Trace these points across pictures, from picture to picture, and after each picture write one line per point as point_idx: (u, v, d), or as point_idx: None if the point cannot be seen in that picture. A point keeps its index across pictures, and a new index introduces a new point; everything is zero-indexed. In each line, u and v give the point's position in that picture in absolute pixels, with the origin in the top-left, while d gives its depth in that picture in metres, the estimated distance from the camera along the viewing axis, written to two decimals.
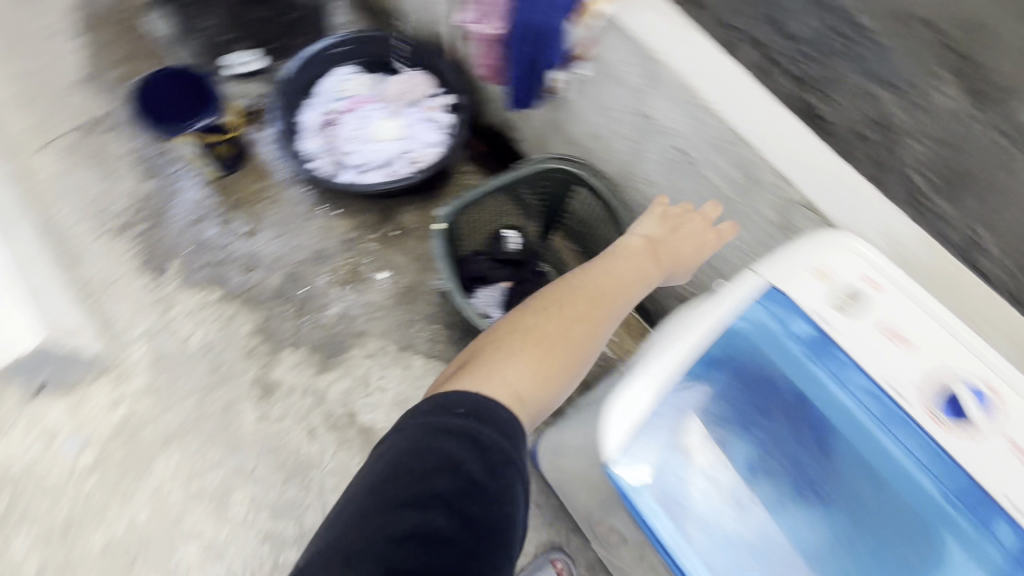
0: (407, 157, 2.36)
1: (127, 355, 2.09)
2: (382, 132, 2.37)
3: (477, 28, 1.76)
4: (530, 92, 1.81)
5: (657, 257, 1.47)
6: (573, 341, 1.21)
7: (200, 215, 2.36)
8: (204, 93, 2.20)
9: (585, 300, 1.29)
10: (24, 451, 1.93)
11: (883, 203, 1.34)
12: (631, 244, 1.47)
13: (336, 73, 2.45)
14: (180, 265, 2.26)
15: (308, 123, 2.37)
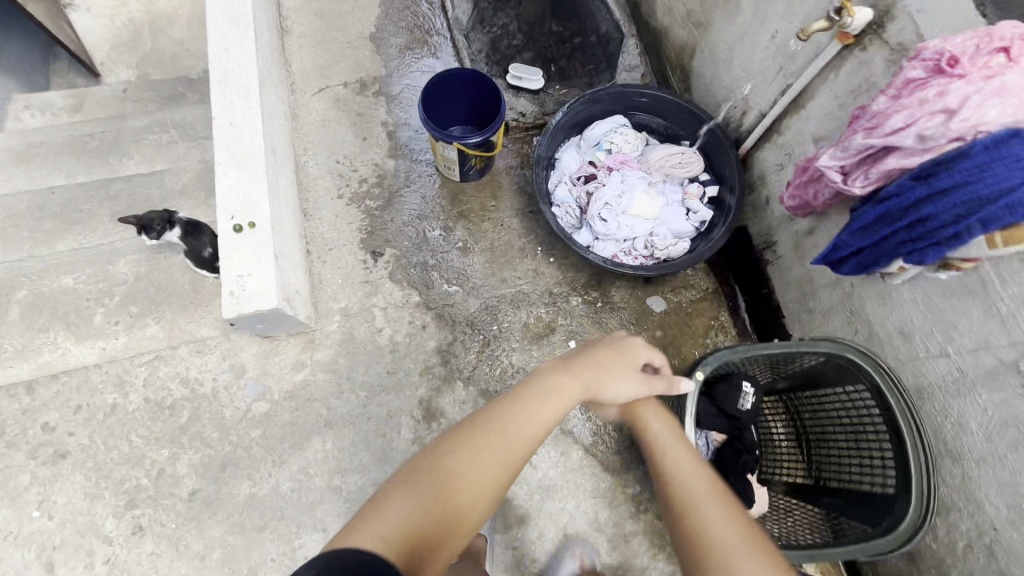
0: (652, 239, 2.13)
1: (321, 327, 2.12)
2: (641, 204, 2.12)
3: (841, 177, 1.44)
4: (857, 260, 1.51)
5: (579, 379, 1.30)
6: (471, 466, 1.10)
7: (428, 213, 2.34)
8: (494, 105, 2.15)
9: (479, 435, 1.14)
10: (214, 376, 2.04)
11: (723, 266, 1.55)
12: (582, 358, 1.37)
13: (608, 121, 2.32)
14: (395, 256, 2.27)
15: (562, 164, 2.27)
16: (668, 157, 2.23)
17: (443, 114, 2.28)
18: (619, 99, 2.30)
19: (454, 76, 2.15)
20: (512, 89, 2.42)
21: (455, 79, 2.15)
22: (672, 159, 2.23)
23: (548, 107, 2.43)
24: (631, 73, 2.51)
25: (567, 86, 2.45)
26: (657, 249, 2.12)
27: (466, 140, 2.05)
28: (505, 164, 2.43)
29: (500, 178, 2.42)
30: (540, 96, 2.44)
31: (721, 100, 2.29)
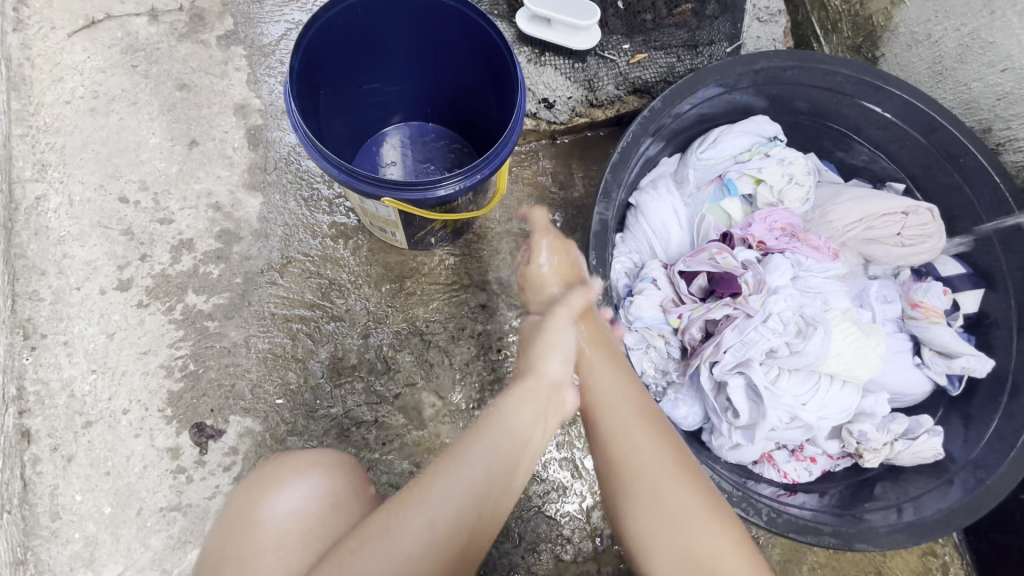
0: (862, 432, 0.94)
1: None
2: (846, 350, 0.93)
3: None
4: None
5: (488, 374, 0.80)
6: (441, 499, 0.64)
7: (335, 325, 1.05)
8: (488, 73, 0.89)
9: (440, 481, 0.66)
10: None
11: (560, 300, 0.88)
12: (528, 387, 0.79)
13: (747, 131, 1.05)
14: (256, 436, 0.98)
15: (647, 226, 1.00)
16: (898, 219, 1.01)
17: (368, 100, 0.97)
18: (771, 80, 1.02)
19: (396, 10, 0.84)
20: (526, 44, 1.09)
21: (398, 17, 0.85)
22: (909, 228, 1.01)
23: (602, 90, 1.12)
24: (768, 24, 1.22)
25: (640, 41, 1.14)
26: (869, 455, 0.94)
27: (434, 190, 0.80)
28: (508, 212, 1.16)
29: (496, 243, 1.14)
30: (589, 63, 1.11)
31: (984, 98, 1.06)
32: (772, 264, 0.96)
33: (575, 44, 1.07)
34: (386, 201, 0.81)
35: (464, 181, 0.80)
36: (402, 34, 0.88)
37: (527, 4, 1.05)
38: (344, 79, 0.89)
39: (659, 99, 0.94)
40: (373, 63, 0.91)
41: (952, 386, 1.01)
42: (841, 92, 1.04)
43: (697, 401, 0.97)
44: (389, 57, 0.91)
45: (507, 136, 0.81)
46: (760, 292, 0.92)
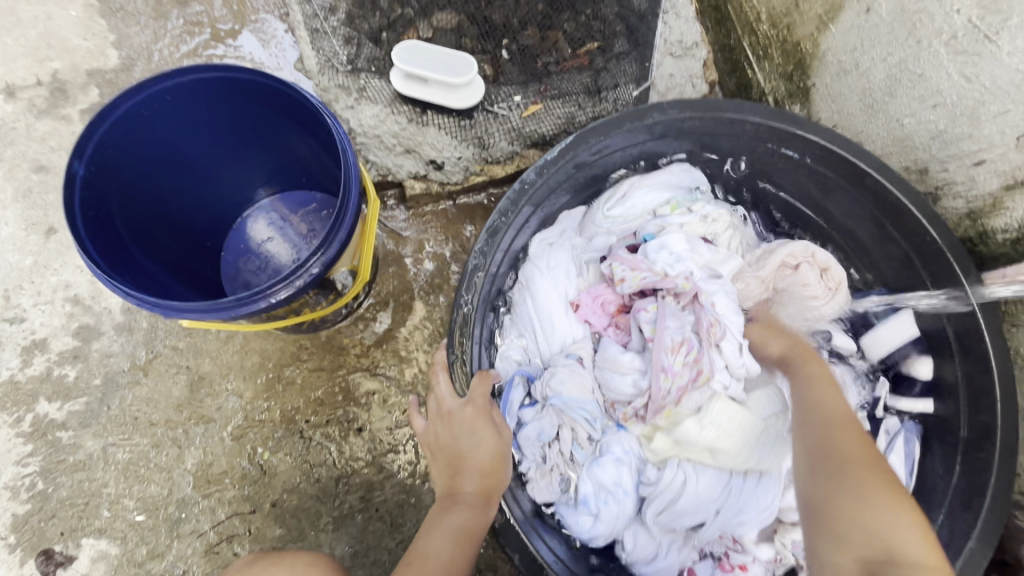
0: (795, 541, 0.81)
1: None
2: (736, 441, 0.79)
3: None
4: None
5: (466, 473, 0.69)
6: None
7: (203, 428, 0.95)
8: (319, 134, 0.77)
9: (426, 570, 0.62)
10: None
11: (453, 402, 0.74)
12: (466, 495, 0.68)
13: (662, 184, 0.95)
14: (111, 560, 0.88)
15: (532, 305, 0.89)
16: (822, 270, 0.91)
17: (217, 183, 0.87)
18: (671, 132, 0.91)
19: (216, 96, 0.74)
20: (405, 104, 1.00)
21: (226, 103, 0.76)
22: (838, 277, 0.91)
23: (495, 146, 1.03)
24: (684, 59, 1.11)
25: (536, 88, 1.04)
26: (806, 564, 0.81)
27: (271, 300, 0.68)
28: (402, 284, 1.05)
29: (388, 322, 1.03)
30: (476, 119, 1.01)
31: (918, 137, 0.93)
32: (605, 361, 0.83)
33: (456, 100, 0.98)
34: (181, 319, 0.68)
35: (286, 287, 0.68)
36: (234, 119, 0.79)
37: (397, 63, 0.95)
38: (178, 172, 0.80)
39: (534, 168, 0.84)
40: (209, 146, 0.82)
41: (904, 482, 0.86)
42: (755, 140, 0.92)
43: (604, 528, 0.80)
44: (228, 139, 0.82)
45: (338, 230, 0.70)
46: (609, 414, 0.84)
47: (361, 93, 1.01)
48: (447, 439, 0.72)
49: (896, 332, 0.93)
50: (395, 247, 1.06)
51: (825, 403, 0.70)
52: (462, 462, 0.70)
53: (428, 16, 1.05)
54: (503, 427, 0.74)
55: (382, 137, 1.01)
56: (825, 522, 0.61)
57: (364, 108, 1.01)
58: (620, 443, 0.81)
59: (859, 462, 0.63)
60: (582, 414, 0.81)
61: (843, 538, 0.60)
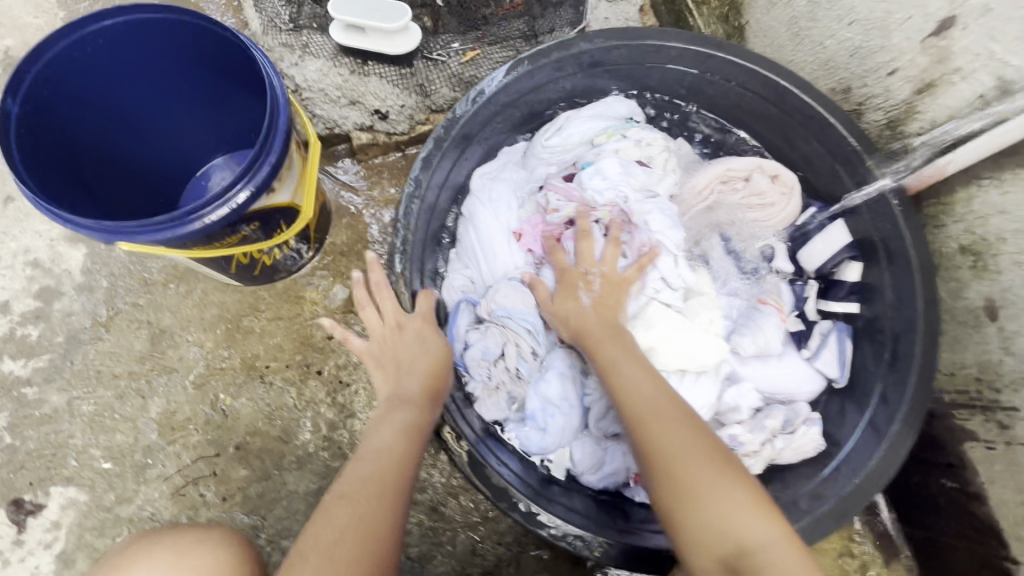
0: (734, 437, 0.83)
1: None
2: (671, 343, 0.84)
3: None
4: None
5: (412, 376, 0.74)
6: (378, 521, 0.61)
7: (166, 378, 0.97)
8: (248, 68, 0.80)
9: (372, 465, 0.66)
10: None
11: (396, 313, 0.79)
12: (414, 391, 0.73)
13: (598, 113, 0.97)
14: (81, 506, 0.91)
15: (475, 235, 0.93)
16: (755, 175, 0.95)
17: (164, 133, 0.92)
18: (599, 62, 0.94)
19: (148, 43, 0.78)
20: (347, 55, 1.03)
21: (157, 48, 0.79)
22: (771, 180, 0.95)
23: (437, 94, 1.06)
24: (619, 4, 1.15)
25: (476, 36, 1.07)
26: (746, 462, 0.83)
27: (207, 220, 0.71)
28: (356, 234, 1.08)
29: (345, 269, 1.06)
30: (417, 67, 1.04)
31: (840, 56, 0.96)
32: (547, 282, 0.87)
33: (394, 47, 1.00)
34: (121, 245, 0.71)
35: (217, 209, 0.71)
36: (167, 65, 0.82)
37: (332, 13, 0.97)
38: (121, 120, 0.85)
39: (465, 102, 0.87)
40: (150, 96, 0.86)
41: (837, 375, 0.90)
42: (682, 68, 0.95)
43: (550, 435, 0.83)
44: (169, 90, 0.86)
45: (266, 156, 0.73)
46: (552, 331, 0.87)
47: (304, 49, 1.04)
48: (390, 348, 0.77)
49: (831, 243, 0.94)
50: (347, 199, 1.09)
51: (640, 396, 0.70)
52: (408, 365, 0.75)
53: None
54: (441, 336, 0.80)
55: (327, 90, 1.04)
56: (674, 512, 0.63)
57: (307, 63, 1.04)
58: (564, 358, 0.85)
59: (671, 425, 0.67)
60: (525, 327, 0.85)
61: (698, 529, 0.62)
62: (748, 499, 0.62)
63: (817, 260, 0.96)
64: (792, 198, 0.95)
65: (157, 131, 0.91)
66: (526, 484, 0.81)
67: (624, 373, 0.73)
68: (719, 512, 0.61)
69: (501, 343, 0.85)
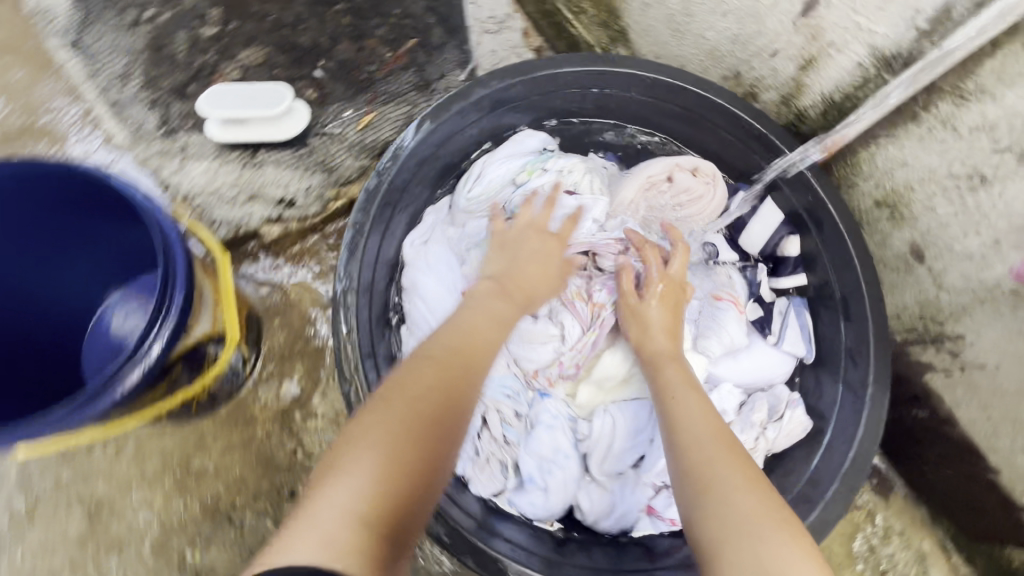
0: None
1: None
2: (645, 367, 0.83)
3: None
4: None
5: (503, 269, 0.80)
6: (459, 390, 0.63)
7: (118, 555, 0.86)
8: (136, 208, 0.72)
9: (453, 359, 0.66)
10: None
11: (513, 225, 0.85)
12: (507, 284, 0.78)
13: (513, 153, 0.95)
14: None
15: (422, 306, 0.88)
16: (678, 173, 0.95)
17: (48, 284, 0.83)
18: (500, 101, 0.91)
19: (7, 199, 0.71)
20: (233, 150, 0.95)
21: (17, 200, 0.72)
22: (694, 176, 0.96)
23: (341, 166, 1.00)
24: (502, 33, 1.13)
25: (368, 99, 1.02)
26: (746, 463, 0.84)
27: (122, 388, 0.63)
28: (293, 333, 1.00)
29: (292, 373, 0.98)
30: (313, 145, 0.98)
31: (723, 45, 0.99)
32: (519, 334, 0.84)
33: (286, 129, 0.94)
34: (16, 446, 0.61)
35: (132, 371, 0.64)
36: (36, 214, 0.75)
37: (207, 113, 0.89)
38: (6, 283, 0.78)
39: (373, 177, 0.83)
40: (22, 252, 0.78)
41: (804, 353, 0.92)
42: (581, 88, 0.94)
43: (555, 498, 0.79)
44: (46, 240, 0.79)
45: (171, 296, 0.66)
46: (530, 384, 0.84)
47: (184, 152, 0.95)
48: (499, 244, 0.83)
49: (765, 225, 0.97)
50: (273, 297, 1.00)
51: (688, 423, 0.67)
52: (502, 266, 0.81)
53: (231, 57, 1.01)
54: (561, 268, 0.83)
55: (221, 190, 0.96)
56: (708, 552, 0.55)
57: (191, 167, 0.95)
58: (548, 410, 0.81)
59: (709, 441, 0.64)
60: (502, 390, 0.82)
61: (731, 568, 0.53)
62: (800, 550, 0.54)
63: (757, 243, 0.98)
64: (721, 189, 0.96)
65: (40, 284, 0.82)
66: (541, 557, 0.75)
67: (679, 400, 0.71)
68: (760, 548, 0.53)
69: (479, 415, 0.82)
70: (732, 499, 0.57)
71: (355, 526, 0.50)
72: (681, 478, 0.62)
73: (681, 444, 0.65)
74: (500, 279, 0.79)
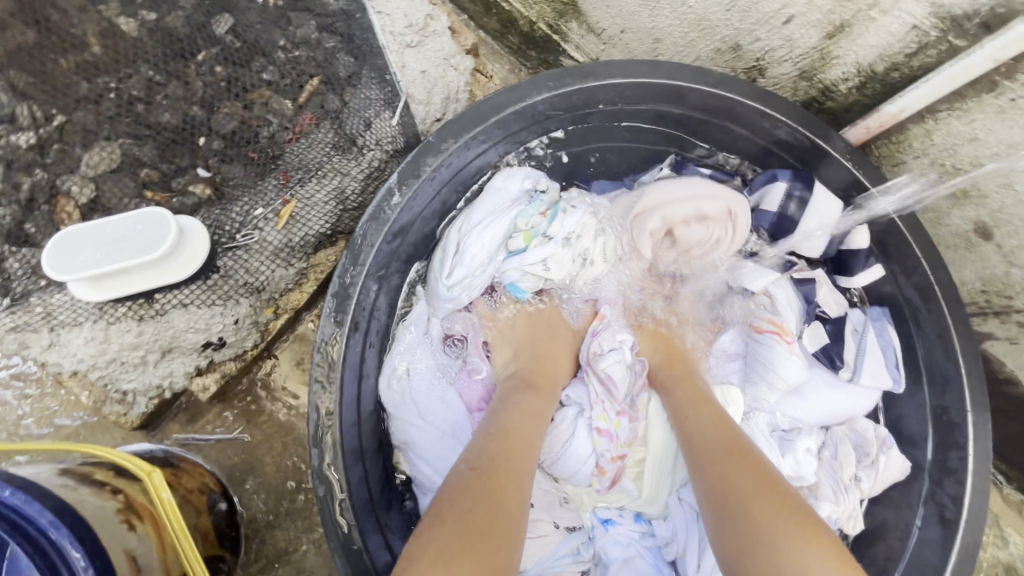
0: (825, 516, 0.70)
1: None
2: None
3: None
4: None
5: (529, 350, 0.71)
6: (511, 483, 0.53)
7: None
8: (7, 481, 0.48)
9: (502, 429, 0.59)
10: None
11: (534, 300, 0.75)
12: (540, 363, 0.70)
13: (497, 208, 0.74)
14: None
15: (428, 469, 0.69)
16: (696, 212, 0.74)
17: None
18: (462, 159, 0.69)
19: None
20: (120, 303, 0.69)
21: None
22: (716, 212, 0.74)
23: (272, 279, 0.76)
24: (427, 44, 0.87)
25: (280, 180, 0.77)
26: (850, 530, 0.71)
27: None
28: (273, 492, 0.80)
29: (287, 544, 0.80)
30: (226, 265, 0.73)
31: (713, 11, 0.74)
32: (549, 448, 0.71)
33: (184, 264, 0.68)
34: None
35: None
36: None
37: (63, 279, 0.62)
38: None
39: (327, 322, 0.62)
40: None
41: (891, 381, 0.75)
42: (555, 114, 0.72)
43: None
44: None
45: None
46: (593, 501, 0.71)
47: (50, 319, 0.70)
48: (512, 328, 0.73)
49: (822, 225, 0.78)
50: (234, 456, 0.80)
51: (704, 435, 0.62)
52: (524, 337, 0.72)
53: (71, 167, 0.73)
54: (565, 353, 0.73)
55: (120, 357, 0.71)
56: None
57: (69, 338, 0.70)
58: (616, 541, 0.70)
59: (743, 469, 0.56)
60: (557, 554, 0.68)
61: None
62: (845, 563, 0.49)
63: (815, 241, 0.80)
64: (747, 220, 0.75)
65: None
66: None
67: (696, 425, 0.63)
68: (794, 570, 0.46)
69: None
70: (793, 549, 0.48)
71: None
72: (707, 498, 0.55)
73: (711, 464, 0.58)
74: (526, 353, 0.70)
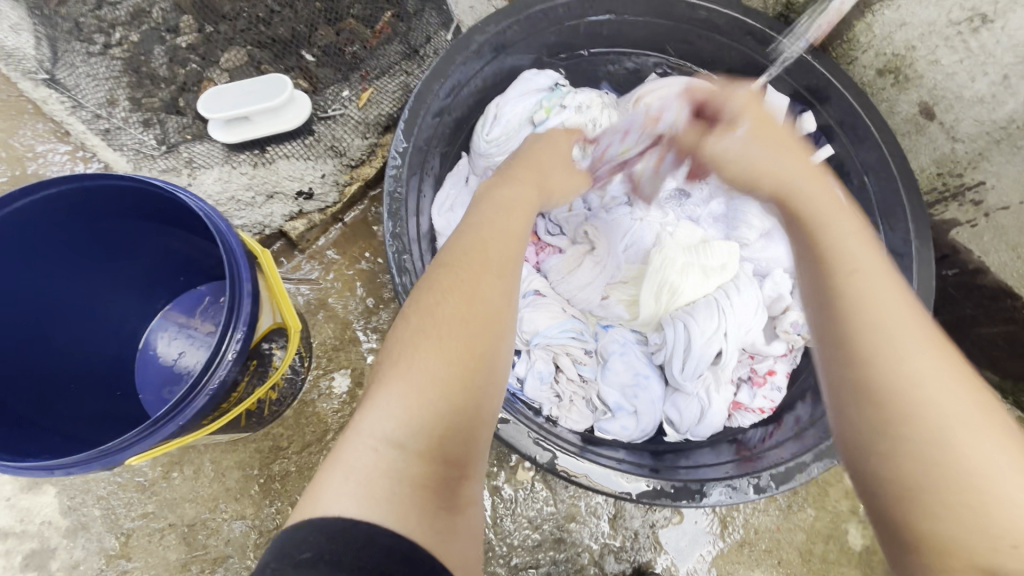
0: (796, 323, 0.85)
1: None
2: (683, 260, 0.86)
3: None
4: None
5: (499, 195, 0.67)
6: (478, 316, 0.53)
7: (223, 569, 0.87)
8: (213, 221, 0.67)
9: (467, 254, 0.57)
10: None
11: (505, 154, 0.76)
12: (505, 200, 0.66)
13: (526, 89, 0.94)
14: None
15: None
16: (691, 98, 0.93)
17: (102, 311, 0.84)
18: (501, 46, 0.89)
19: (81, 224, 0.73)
20: (242, 151, 0.93)
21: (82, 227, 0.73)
22: None
23: (351, 148, 0.99)
24: None
25: (361, 76, 1.00)
26: None
27: (210, 388, 0.63)
28: (339, 323, 0.99)
29: (347, 362, 0.98)
30: (319, 131, 0.97)
31: None
32: (558, 271, 0.89)
33: (290, 119, 0.91)
34: (130, 460, 0.62)
35: (218, 371, 0.64)
36: (95, 240, 0.76)
37: (208, 117, 0.87)
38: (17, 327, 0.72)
39: (400, 138, 0.81)
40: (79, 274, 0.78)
41: None
42: (572, 18, 0.92)
43: (646, 417, 0.82)
44: (58, 262, 0.74)
45: (236, 322, 0.65)
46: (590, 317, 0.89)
47: (191, 164, 0.93)
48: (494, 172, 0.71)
49: (775, 113, 0.97)
50: (311, 293, 1.00)
51: (879, 295, 0.52)
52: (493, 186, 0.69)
53: (215, 62, 0.97)
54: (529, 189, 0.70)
55: (236, 196, 0.94)
56: (896, 486, 0.46)
57: (203, 178, 0.93)
58: (616, 339, 0.86)
59: (910, 336, 0.49)
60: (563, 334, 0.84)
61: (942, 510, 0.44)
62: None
63: (771, 128, 0.98)
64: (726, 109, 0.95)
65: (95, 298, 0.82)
66: (646, 467, 0.78)
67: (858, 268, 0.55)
68: (964, 457, 0.44)
69: (550, 362, 0.84)
70: (954, 414, 0.46)
71: (395, 454, 0.45)
72: (848, 373, 0.50)
73: (858, 362, 0.50)
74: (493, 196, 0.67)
